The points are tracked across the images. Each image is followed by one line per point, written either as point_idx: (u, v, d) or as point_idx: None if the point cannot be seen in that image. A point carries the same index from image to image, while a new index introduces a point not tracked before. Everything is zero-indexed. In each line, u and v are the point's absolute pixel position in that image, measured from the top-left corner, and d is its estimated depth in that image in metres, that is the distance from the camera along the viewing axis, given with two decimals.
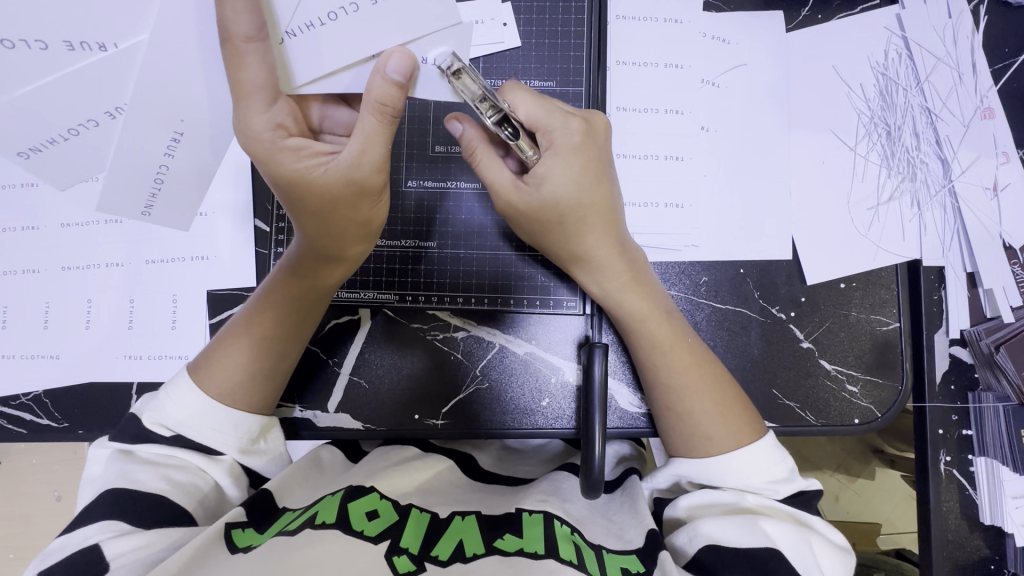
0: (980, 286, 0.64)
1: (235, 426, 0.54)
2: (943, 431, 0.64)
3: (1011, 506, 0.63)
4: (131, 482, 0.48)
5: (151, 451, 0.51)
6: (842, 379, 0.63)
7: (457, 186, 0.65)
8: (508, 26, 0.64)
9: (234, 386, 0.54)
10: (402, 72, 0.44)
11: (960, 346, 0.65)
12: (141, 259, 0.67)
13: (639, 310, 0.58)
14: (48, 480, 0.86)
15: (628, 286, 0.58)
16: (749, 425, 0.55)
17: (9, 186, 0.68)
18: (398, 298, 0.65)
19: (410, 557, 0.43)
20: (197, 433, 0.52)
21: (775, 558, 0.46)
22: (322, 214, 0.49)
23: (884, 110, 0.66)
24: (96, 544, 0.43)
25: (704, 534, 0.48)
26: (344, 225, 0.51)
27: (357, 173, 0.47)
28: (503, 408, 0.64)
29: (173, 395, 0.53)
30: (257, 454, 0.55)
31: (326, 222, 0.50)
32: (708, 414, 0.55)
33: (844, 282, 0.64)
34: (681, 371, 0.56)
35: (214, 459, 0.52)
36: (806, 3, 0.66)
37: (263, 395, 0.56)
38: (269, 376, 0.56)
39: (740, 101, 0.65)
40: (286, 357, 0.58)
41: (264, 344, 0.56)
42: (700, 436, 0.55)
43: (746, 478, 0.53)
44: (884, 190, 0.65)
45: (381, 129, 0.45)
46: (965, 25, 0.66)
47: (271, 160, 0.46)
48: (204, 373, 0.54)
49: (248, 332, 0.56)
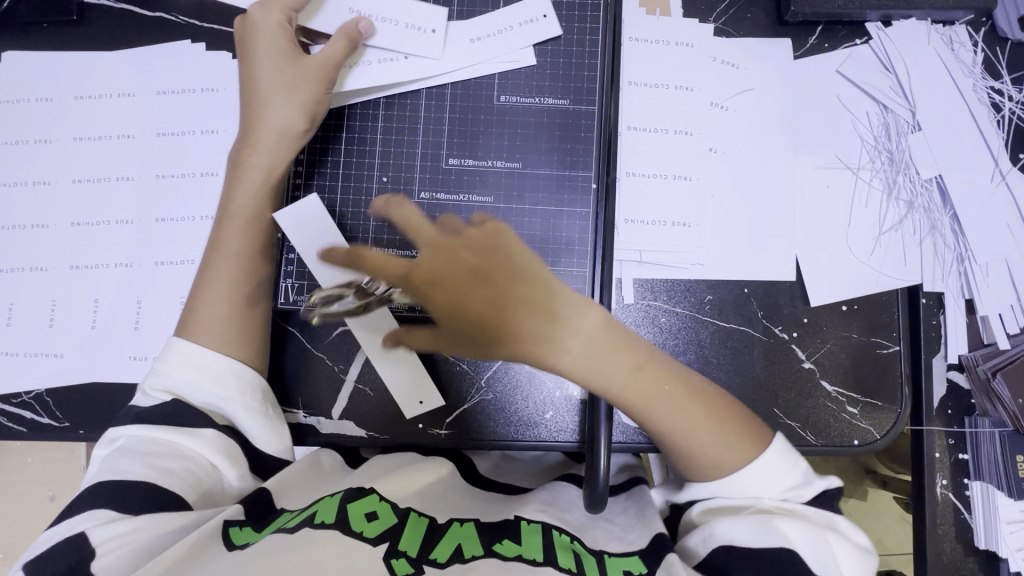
0: (977, 313, 0.66)
1: (234, 376, 0.55)
2: (938, 455, 0.65)
3: (1005, 530, 0.64)
4: (118, 473, 0.47)
5: (139, 437, 0.50)
6: (842, 401, 0.64)
7: (471, 199, 0.66)
8: (547, 18, 0.66)
9: (220, 325, 0.57)
10: (366, 29, 0.64)
11: (958, 371, 0.66)
12: (151, 260, 0.68)
13: (622, 381, 0.52)
14: (43, 480, 0.85)
15: (605, 354, 0.52)
16: (753, 440, 0.54)
17: (20, 183, 0.69)
18: (405, 307, 0.63)
19: (409, 560, 0.44)
20: (197, 393, 0.53)
21: (785, 556, 0.48)
22: (279, 81, 0.62)
23: (888, 139, 0.67)
24: (83, 531, 0.44)
25: (720, 534, 0.49)
26: (289, 86, 0.62)
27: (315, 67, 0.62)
28: (506, 418, 0.65)
29: (169, 359, 0.55)
30: (264, 419, 0.55)
31: (279, 88, 0.62)
32: (710, 437, 0.53)
33: (846, 305, 0.65)
34: (675, 415, 0.53)
35: (192, 434, 0.51)
36: (813, 32, 0.68)
37: (251, 342, 0.58)
38: (254, 312, 0.59)
39: (749, 124, 0.66)
40: (264, 288, 0.60)
41: (246, 271, 0.60)
42: (706, 463, 0.53)
43: (761, 489, 0.52)
44: (887, 218, 0.66)
45: (341, 45, 0.63)
46: (966, 58, 0.68)
47: (255, 46, 0.62)
48: (192, 327, 0.57)
49: (224, 257, 0.60)
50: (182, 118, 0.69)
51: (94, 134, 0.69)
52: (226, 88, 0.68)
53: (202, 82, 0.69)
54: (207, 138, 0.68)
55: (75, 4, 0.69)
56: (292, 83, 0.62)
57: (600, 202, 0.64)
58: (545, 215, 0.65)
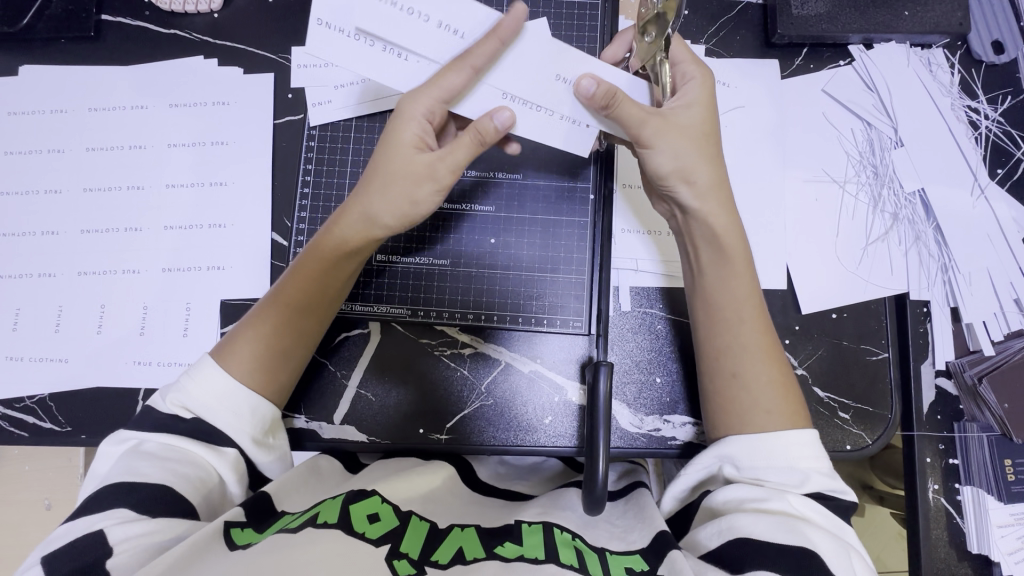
0: (962, 320, 0.68)
1: (251, 411, 0.53)
2: (930, 460, 0.67)
3: (996, 535, 0.65)
4: (137, 475, 0.47)
5: (162, 443, 0.50)
6: (834, 407, 0.65)
7: (473, 208, 0.68)
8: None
9: (263, 363, 0.54)
10: (504, 125, 0.51)
11: (945, 377, 0.68)
12: (159, 267, 0.69)
13: (744, 319, 0.56)
14: (38, 488, 0.85)
15: (734, 276, 0.57)
16: (798, 420, 0.54)
17: (34, 192, 0.70)
18: (409, 312, 0.67)
19: (411, 561, 0.43)
20: (216, 418, 0.52)
21: (810, 559, 0.44)
22: (395, 174, 0.52)
23: (872, 154, 0.70)
24: (101, 529, 0.43)
25: (736, 527, 0.46)
26: (397, 189, 0.52)
27: (428, 169, 0.51)
28: (507, 424, 0.66)
29: (194, 376, 0.53)
30: (268, 449, 0.54)
31: (388, 179, 0.52)
32: (763, 387, 0.55)
33: (836, 313, 0.67)
34: (765, 366, 0.55)
35: (218, 451, 0.51)
36: (799, 54, 0.71)
37: (282, 383, 0.56)
38: (292, 359, 0.56)
39: (740, 139, 0.69)
40: (310, 341, 0.58)
41: (302, 324, 0.56)
42: (759, 413, 0.53)
43: (798, 462, 0.51)
44: (874, 229, 0.69)
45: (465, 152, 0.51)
46: (943, 78, 0.71)
47: (396, 148, 0.52)
48: (222, 357, 0.54)
49: (276, 302, 0.56)
50: (194, 130, 0.71)
51: (107, 145, 0.71)
52: (237, 102, 0.71)
53: (213, 96, 0.71)
54: (218, 150, 0.70)
55: (93, 20, 0.71)
56: (404, 183, 0.52)
57: (598, 211, 0.68)
58: (546, 225, 0.68)
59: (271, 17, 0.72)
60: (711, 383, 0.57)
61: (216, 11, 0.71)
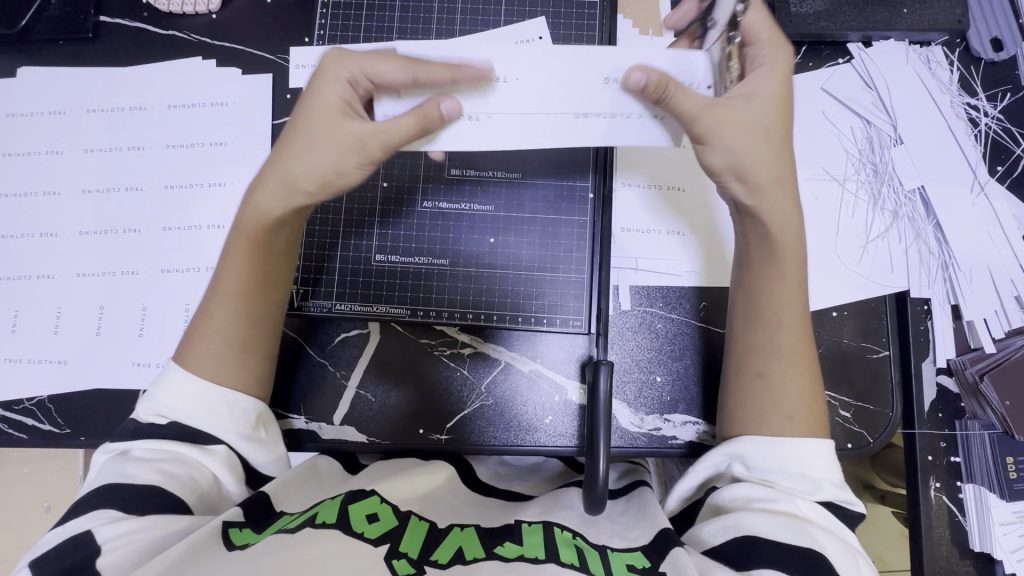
0: (963, 318, 0.68)
1: (230, 407, 0.53)
2: (932, 458, 0.67)
3: (998, 533, 0.65)
4: (124, 477, 0.46)
5: (145, 448, 0.50)
6: (835, 405, 0.65)
7: (472, 208, 0.68)
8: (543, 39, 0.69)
9: (220, 359, 0.54)
10: (450, 115, 0.49)
11: (947, 375, 0.68)
12: (157, 268, 0.69)
13: (788, 318, 0.56)
14: (38, 491, 0.85)
15: (779, 275, 0.57)
16: (819, 429, 0.53)
17: (32, 193, 0.70)
18: (410, 312, 0.67)
19: (410, 561, 0.43)
20: (194, 420, 0.51)
21: (814, 560, 0.43)
22: (322, 137, 0.51)
23: (872, 152, 0.70)
24: (87, 530, 0.43)
25: (741, 526, 0.46)
26: (321, 149, 0.51)
27: (361, 141, 0.50)
28: (506, 424, 0.65)
29: (164, 384, 0.53)
30: (259, 443, 0.54)
31: (312, 140, 0.51)
32: (788, 392, 0.55)
33: (836, 311, 0.67)
34: (795, 371, 0.55)
35: (208, 451, 0.50)
36: (798, 52, 0.71)
37: (255, 380, 0.56)
38: (252, 348, 0.56)
39: None
40: (263, 328, 0.57)
41: (247, 307, 0.56)
42: (779, 415, 0.54)
43: (802, 464, 0.51)
44: (874, 226, 0.68)
45: (408, 123, 0.49)
46: (943, 76, 0.71)
47: (333, 122, 0.51)
48: (185, 358, 0.54)
49: (222, 291, 0.56)
50: (192, 131, 0.71)
51: (106, 147, 0.71)
52: (236, 102, 0.71)
53: (212, 97, 0.71)
54: (217, 150, 0.70)
55: (90, 22, 0.71)
56: (324, 145, 0.51)
57: (597, 210, 0.67)
58: (545, 224, 0.68)
59: (269, 18, 0.72)
60: (736, 380, 0.57)
61: (214, 12, 0.72)
